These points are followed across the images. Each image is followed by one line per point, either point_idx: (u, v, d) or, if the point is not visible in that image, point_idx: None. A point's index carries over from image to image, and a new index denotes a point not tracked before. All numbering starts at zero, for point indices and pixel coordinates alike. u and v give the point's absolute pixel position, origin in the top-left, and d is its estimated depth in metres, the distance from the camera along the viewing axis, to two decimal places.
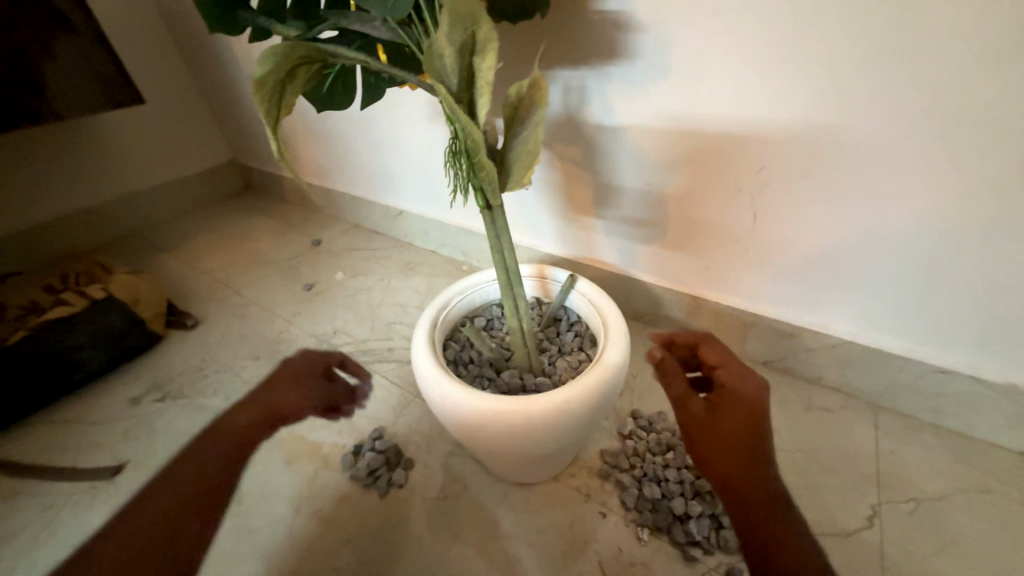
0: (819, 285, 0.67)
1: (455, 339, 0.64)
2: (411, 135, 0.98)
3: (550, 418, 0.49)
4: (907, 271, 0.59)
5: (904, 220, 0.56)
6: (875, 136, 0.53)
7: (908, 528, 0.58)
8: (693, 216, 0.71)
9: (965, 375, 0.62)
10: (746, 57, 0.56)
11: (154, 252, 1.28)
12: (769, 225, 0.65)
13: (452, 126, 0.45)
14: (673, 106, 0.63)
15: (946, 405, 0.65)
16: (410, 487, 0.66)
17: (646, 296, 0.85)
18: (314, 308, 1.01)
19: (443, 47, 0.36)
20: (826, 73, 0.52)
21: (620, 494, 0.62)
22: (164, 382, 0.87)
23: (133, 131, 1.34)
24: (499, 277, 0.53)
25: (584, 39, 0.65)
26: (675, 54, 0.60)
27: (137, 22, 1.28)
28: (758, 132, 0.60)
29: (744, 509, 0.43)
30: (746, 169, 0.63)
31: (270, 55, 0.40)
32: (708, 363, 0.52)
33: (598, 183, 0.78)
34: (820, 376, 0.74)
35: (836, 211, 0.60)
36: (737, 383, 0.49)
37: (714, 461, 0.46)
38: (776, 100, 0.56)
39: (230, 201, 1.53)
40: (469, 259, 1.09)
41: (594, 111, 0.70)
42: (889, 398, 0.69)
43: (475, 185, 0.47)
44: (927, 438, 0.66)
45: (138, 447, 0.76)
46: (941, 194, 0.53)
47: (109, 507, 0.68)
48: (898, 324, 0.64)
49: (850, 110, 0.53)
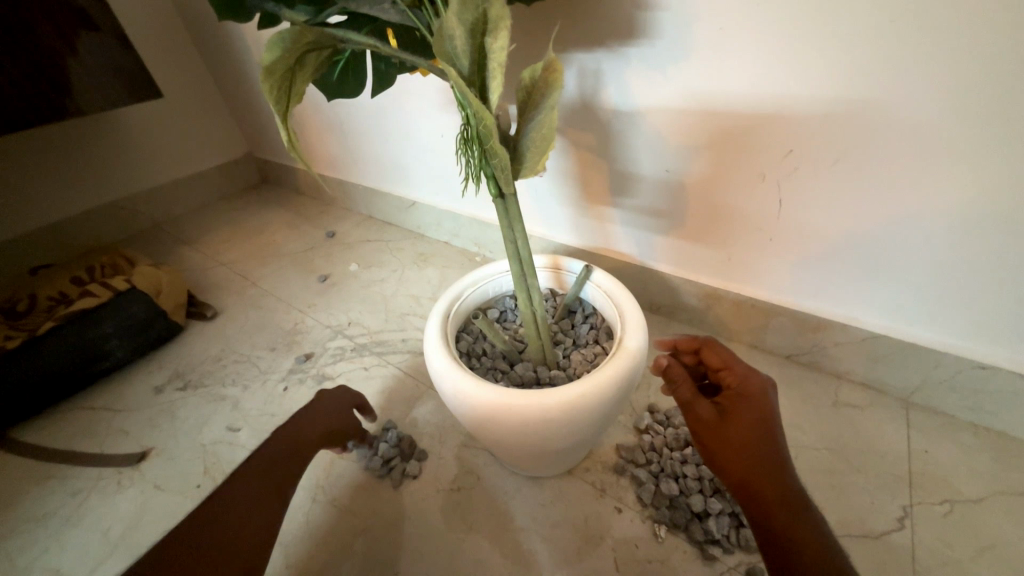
0: (848, 275, 0.64)
1: (468, 331, 0.63)
2: (422, 124, 0.97)
3: (565, 412, 0.48)
4: (946, 260, 0.56)
5: (946, 205, 0.53)
6: (917, 115, 0.50)
7: (942, 531, 0.55)
8: (714, 204, 0.68)
9: (1008, 371, 0.58)
10: (775, 33, 0.52)
11: (176, 245, 1.31)
12: (795, 212, 0.62)
13: (464, 112, 0.43)
14: (694, 88, 0.61)
15: (986, 402, 0.62)
16: (424, 478, 0.66)
17: (663, 288, 0.83)
18: (328, 299, 1.02)
19: (453, 27, 0.34)
20: (863, 47, 0.49)
21: (636, 490, 0.61)
22: (185, 372, 0.89)
23: (152, 125, 1.36)
24: (513, 268, 0.51)
25: (601, 19, 0.62)
26: (696, 33, 0.57)
27: (154, 16, 1.29)
28: (786, 114, 0.56)
29: (762, 510, 0.41)
30: (772, 153, 0.60)
31: (278, 41, 0.39)
32: (712, 367, 0.51)
33: (614, 171, 0.75)
34: (848, 371, 0.71)
35: (869, 196, 0.57)
36: (742, 384, 0.47)
37: (729, 462, 0.44)
38: (808, 79, 0.53)
39: (247, 194, 1.55)
40: (482, 250, 1.07)
41: (611, 96, 0.68)
42: (922, 395, 0.66)
43: (488, 173, 0.45)
44: (963, 438, 0.63)
45: (162, 435, 0.78)
46: (987, 176, 0.49)
47: (135, 493, 0.70)
48: (934, 316, 0.60)
49: (889, 87, 0.49)
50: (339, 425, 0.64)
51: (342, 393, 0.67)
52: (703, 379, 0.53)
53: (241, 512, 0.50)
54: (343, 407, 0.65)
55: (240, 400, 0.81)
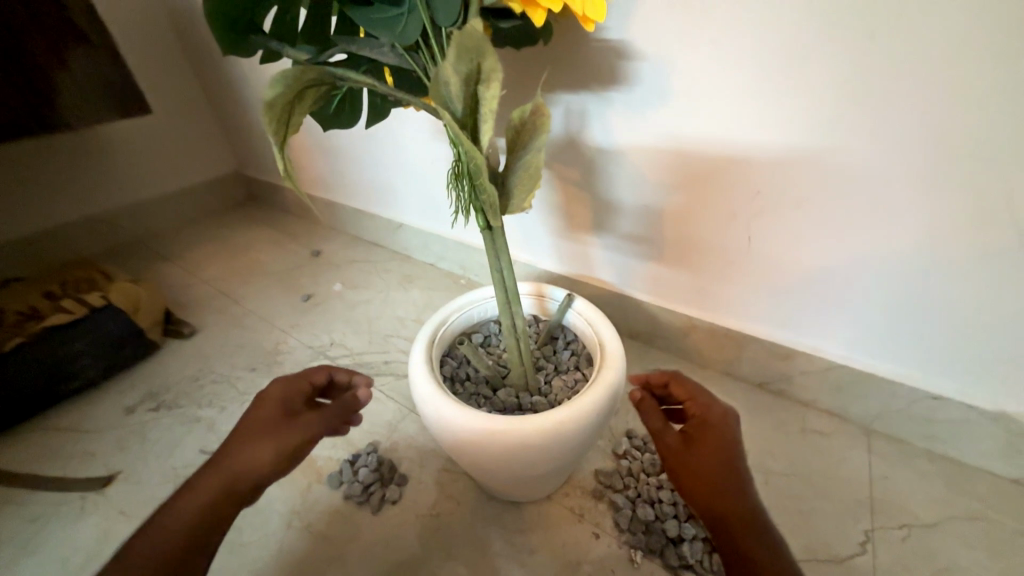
0: (812, 308, 0.68)
1: (452, 356, 0.64)
2: (412, 150, 1.00)
3: (547, 439, 0.49)
4: (901, 296, 0.60)
5: (896, 246, 0.58)
6: (866, 165, 0.55)
7: (901, 555, 0.58)
8: (689, 237, 0.72)
9: (958, 402, 0.62)
10: (744, 86, 0.58)
11: (154, 260, 1.29)
12: (764, 248, 0.67)
13: (455, 149, 0.45)
14: (671, 131, 0.65)
15: (940, 431, 0.66)
16: (404, 503, 0.66)
17: (642, 316, 0.86)
18: (311, 319, 1.02)
19: (449, 76, 0.37)
20: (817, 104, 0.55)
21: (613, 515, 0.62)
22: (159, 392, 0.87)
23: (138, 139, 1.36)
24: (498, 296, 0.53)
25: (585, 65, 0.67)
26: (671, 82, 0.62)
27: (148, 34, 1.31)
28: (754, 158, 0.61)
29: (724, 531, 0.44)
30: (741, 193, 0.64)
31: (280, 78, 0.42)
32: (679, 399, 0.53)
33: (597, 204, 0.79)
34: (814, 399, 0.74)
35: (830, 235, 0.61)
36: (706, 410, 0.50)
37: (696, 485, 0.46)
38: (770, 127, 0.59)
39: (232, 210, 1.55)
40: (467, 273, 1.09)
41: (594, 134, 0.72)
42: (882, 423, 0.70)
43: (476, 206, 0.48)
44: (920, 464, 0.67)
45: (131, 458, 0.75)
46: (932, 222, 0.54)
47: (99, 518, 0.68)
48: (891, 349, 0.65)
49: (842, 138, 0.55)
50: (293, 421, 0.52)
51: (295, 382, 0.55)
52: (673, 410, 0.56)
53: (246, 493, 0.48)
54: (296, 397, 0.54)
55: (216, 422, 0.80)
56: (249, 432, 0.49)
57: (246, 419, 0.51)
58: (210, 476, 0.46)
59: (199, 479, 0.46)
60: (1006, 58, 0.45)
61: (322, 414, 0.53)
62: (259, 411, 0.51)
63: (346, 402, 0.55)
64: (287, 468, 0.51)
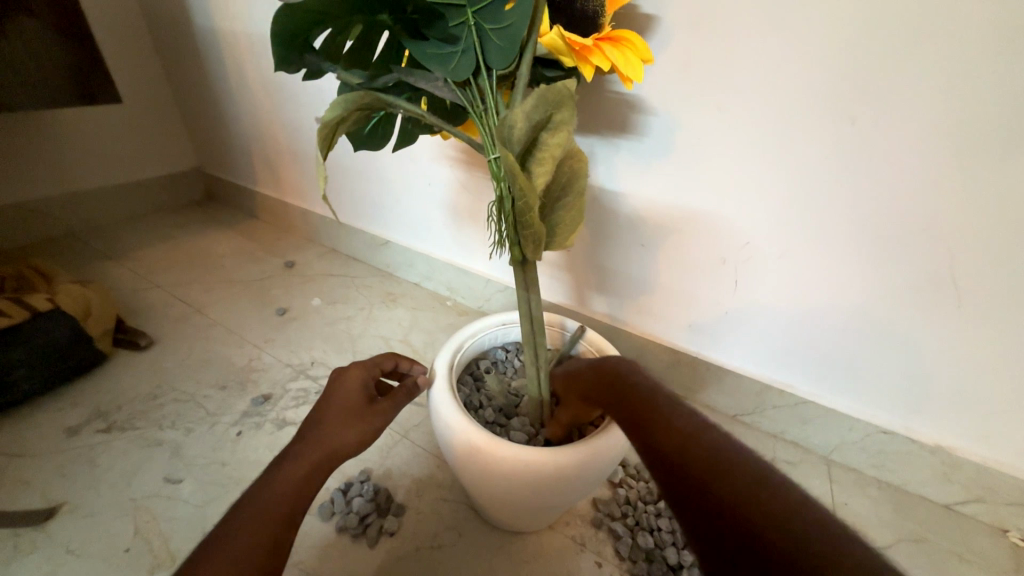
0: (785, 348, 0.75)
1: (464, 382, 0.66)
2: (408, 170, 0.99)
3: (579, 466, 0.50)
4: (865, 341, 0.68)
5: (865, 298, 0.65)
6: (842, 226, 0.63)
7: None
8: (681, 278, 0.78)
9: (904, 437, 0.71)
10: (742, 147, 0.64)
11: (96, 259, 1.16)
12: (747, 292, 0.74)
13: (501, 187, 0.47)
14: (673, 181, 0.72)
15: (888, 462, 0.74)
16: (401, 536, 0.64)
17: (631, 348, 0.89)
18: (288, 334, 0.97)
19: (517, 120, 0.40)
20: (802, 171, 0.62)
21: (614, 543, 0.64)
22: (109, 411, 0.79)
23: (88, 127, 1.24)
24: (523, 327, 0.55)
25: (600, 112, 0.72)
26: (677, 136, 0.68)
27: (113, 17, 1.21)
28: (744, 212, 0.68)
29: (718, 524, 0.33)
30: (732, 242, 0.71)
31: (342, 101, 0.43)
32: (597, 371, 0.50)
33: (597, 240, 0.84)
34: (782, 431, 0.81)
35: (807, 286, 0.69)
36: (615, 370, 0.49)
37: (663, 463, 0.39)
38: (762, 187, 0.66)
39: (189, 210, 1.43)
40: (453, 294, 1.09)
41: (600, 175, 0.78)
42: (840, 454, 0.78)
43: (514, 241, 0.49)
44: (872, 491, 0.75)
45: (78, 487, 0.68)
46: (889, 281, 0.63)
47: (40, 560, 0.61)
48: (848, 388, 0.73)
49: (821, 201, 0.63)
50: (360, 406, 0.53)
51: (359, 372, 0.56)
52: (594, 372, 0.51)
53: (316, 475, 0.48)
54: (363, 387, 0.55)
55: (181, 446, 0.74)
56: (325, 417, 0.52)
57: (326, 403, 0.53)
58: (306, 452, 0.48)
59: (292, 460, 0.48)
60: (953, 153, 0.54)
61: (395, 399, 0.54)
62: (334, 396, 0.54)
63: (410, 386, 0.55)
64: (369, 446, 0.53)
